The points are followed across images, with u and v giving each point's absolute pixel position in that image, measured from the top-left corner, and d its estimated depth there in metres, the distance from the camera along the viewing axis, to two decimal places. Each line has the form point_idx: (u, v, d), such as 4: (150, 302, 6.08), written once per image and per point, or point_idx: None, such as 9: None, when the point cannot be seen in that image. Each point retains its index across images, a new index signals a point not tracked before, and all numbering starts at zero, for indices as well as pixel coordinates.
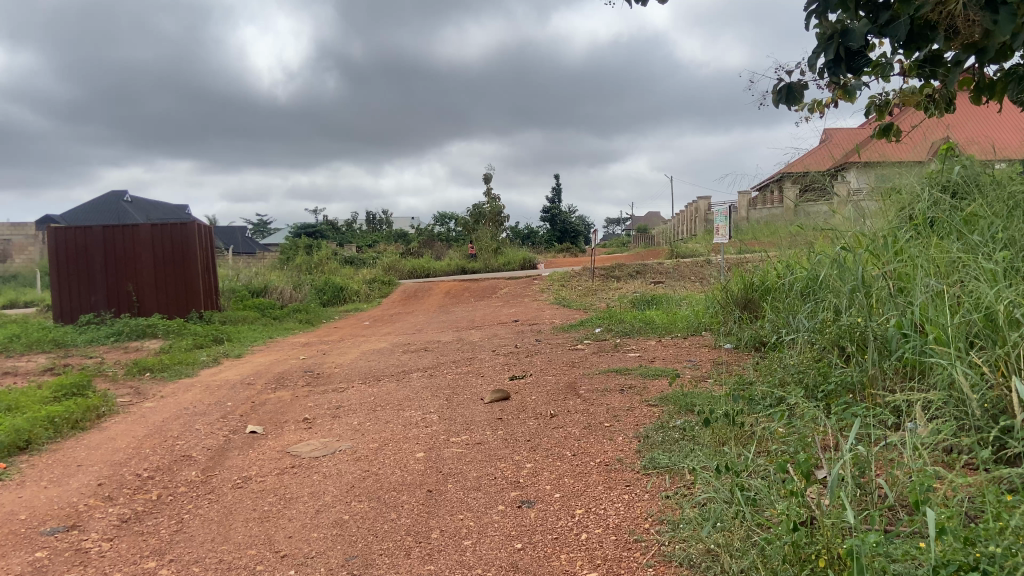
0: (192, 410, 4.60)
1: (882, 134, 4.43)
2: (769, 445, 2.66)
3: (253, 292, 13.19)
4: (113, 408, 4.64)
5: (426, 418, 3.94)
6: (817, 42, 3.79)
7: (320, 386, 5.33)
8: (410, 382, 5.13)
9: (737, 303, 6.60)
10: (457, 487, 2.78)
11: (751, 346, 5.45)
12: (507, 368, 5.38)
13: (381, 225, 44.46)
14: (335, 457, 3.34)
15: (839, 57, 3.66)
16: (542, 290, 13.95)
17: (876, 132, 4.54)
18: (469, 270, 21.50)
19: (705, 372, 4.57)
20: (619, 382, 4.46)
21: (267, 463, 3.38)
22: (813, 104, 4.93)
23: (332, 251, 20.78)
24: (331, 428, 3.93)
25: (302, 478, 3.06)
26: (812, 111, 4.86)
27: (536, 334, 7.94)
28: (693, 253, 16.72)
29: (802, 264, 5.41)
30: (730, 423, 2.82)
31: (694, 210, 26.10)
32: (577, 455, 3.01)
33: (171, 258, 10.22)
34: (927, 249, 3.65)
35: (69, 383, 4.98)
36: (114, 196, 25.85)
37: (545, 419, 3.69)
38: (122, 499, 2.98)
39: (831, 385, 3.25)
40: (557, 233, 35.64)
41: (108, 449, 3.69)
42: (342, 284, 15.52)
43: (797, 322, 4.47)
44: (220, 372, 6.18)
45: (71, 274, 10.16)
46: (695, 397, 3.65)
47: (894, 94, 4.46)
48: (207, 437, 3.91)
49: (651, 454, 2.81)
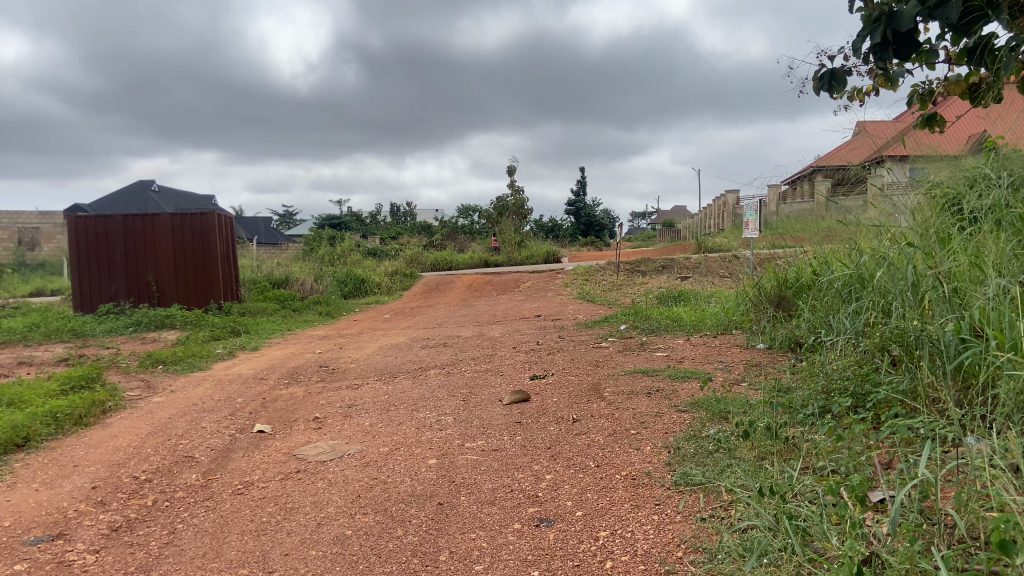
0: (199, 406, 4.43)
1: (922, 124, 4.09)
2: (816, 461, 2.39)
3: (274, 283, 13.10)
4: (120, 404, 4.50)
5: (442, 419, 3.73)
6: (861, 26, 3.47)
7: (334, 382, 5.14)
8: (427, 380, 4.92)
9: (770, 300, 6.29)
10: (471, 499, 2.56)
11: (786, 347, 5.17)
12: (528, 367, 5.15)
13: (404, 218, 44.54)
14: (343, 462, 3.13)
15: (886, 40, 3.35)
16: (565, 284, 13.70)
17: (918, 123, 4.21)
18: (492, 263, 21.35)
19: (740, 376, 4.30)
20: (647, 384, 4.21)
21: (271, 466, 3.19)
22: (852, 93, 4.62)
23: (355, 243, 20.69)
24: (341, 429, 3.72)
25: (305, 486, 2.86)
26: (851, 101, 4.53)
27: (558, 330, 7.69)
28: (722, 247, 16.33)
29: (842, 262, 5.09)
30: (773, 436, 2.56)
31: (722, 204, 25.78)
32: (600, 466, 2.77)
33: (190, 248, 10.13)
34: (986, 244, 3.33)
35: (76, 375, 4.84)
36: (142, 186, 26.04)
37: (567, 424, 3.45)
38: (115, 505, 2.81)
39: (880, 396, 2.96)
40: (581, 226, 35.28)
41: (108, 448, 3.53)
42: (364, 276, 15.40)
43: (840, 324, 4.17)
44: (234, 366, 6.03)
45: (91, 264, 10.12)
46: (729, 404, 3.38)
47: (940, 82, 4.11)
48: (212, 437, 3.73)
49: (683, 469, 2.55)
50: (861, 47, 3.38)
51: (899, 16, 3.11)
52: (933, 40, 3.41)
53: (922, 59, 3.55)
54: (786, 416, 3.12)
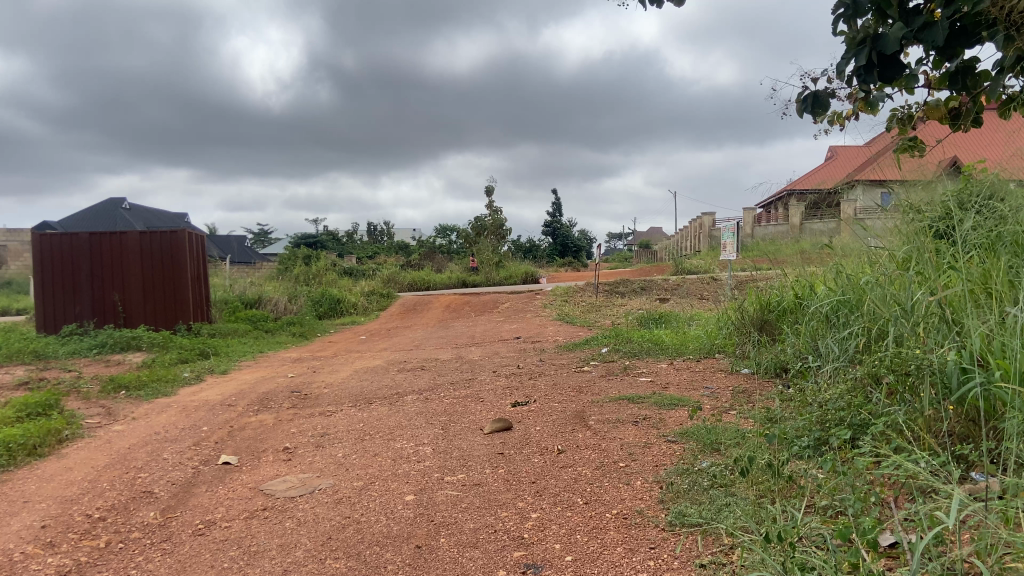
0: (163, 436, 4.19)
1: (904, 148, 4.06)
2: (820, 500, 2.26)
3: (247, 303, 12.79)
4: (78, 432, 4.25)
5: (420, 450, 3.54)
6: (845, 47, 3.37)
7: (307, 409, 4.91)
8: (404, 406, 4.71)
9: (754, 324, 6.20)
10: (451, 542, 2.38)
11: (772, 372, 5.06)
12: (509, 392, 4.97)
13: (381, 238, 44.31)
14: (314, 498, 2.93)
15: (871, 62, 3.25)
16: (544, 305, 13.57)
17: (900, 148, 4.15)
18: (469, 283, 21.22)
19: (729, 404, 4.16)
20: (633, 411, 4.05)
21: (236, 503, 2.98)
22: (832, 117, 4.59)
23: (331, 262, 20.36)
24: (312, 461, 3.52)
25: (272, 526, 2.65)
26: (832, 124, 4.48)
27: (539, 353, 7.54)
28: (701, 269, 16.31)
29: (828, 286, 5.02)
30: (773, 473, 2.43)
31: (699, 225, 25.95)
32: (589, 504, 2.60)
33: (160, 267, 9.85)
34: (980, 270, 3.26)
35: (33, 401, 4.57)
36: (114, 204, 25.53)
37: (552, 456, 3.29)
38: (64, 548, 2.57)
39: (878, 428, 2.85)
40: (558, 247, 35.20)
41: (61, 483, 3.29)
42: (339, 296, 15.15)
43: (829, 349, 4.07)
44: (202, 391, 5.77)
45: (56, 283, 9.78)
46: (721, 434, 3.24)
47: (919, 108, 4.07)
48: (173, 470, 3.50)
49: (677, 507, 2.41)
50: (846, 68, 3.28)
51: (883, 40, 3.02)
52: (914, 64, 3.33)
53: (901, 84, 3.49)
54: (781, 449, 2.99)
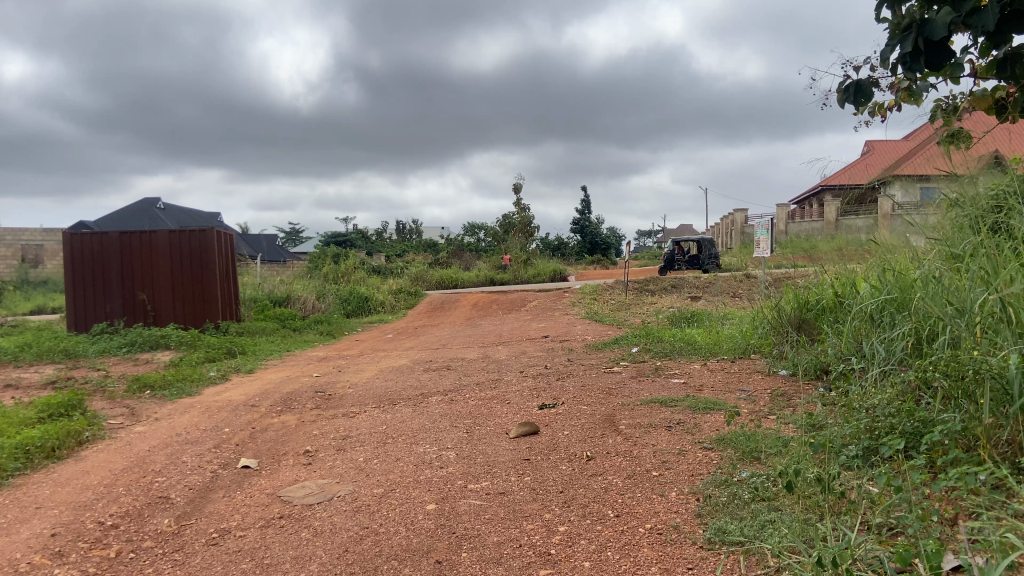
0: (183, 437, 4.12)
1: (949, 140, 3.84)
2: (874, 517, 2.07)
3: (275, 301, 12.82)
4: (99, 433, 4.20)
5: (443, 455, 3.41)
6: (888, 33, 3.11)
7: (330, 410, 4.82)
8: (428, 408, 4.58)
9: (791, 323, 5.95)
10: (473, 557, 2.23)
11: (812, 374, 4.83)
12: (536, 394, 4.81)
13: (410, 236, 44.46)
14: (333, 506, 2.81)
15: (917, 50, 2.98)
16: (573, 303, 13.39)
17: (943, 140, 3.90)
18: (497, 281, 21.08)
19: (767, 408, 3.97)
20: (666, 415, 3.88)
21: (252, 511, 2.87)
22: (873, 109, 4.38)
23: (360, 260, 20.38)
24: (332, 466, 3.40)
25: (287, 536, 2.54)
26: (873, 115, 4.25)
27: (567, 353, 7.37)
28: (734, 266, 15.95)
29: (872, 282, 4.77)
30: (823, 487, 2.24)
31: (730, 222, 25.54)
32: (620, 517, 2.44)
33: (189, 265, 9.88)
34: None
35: (56, 401, 4.54)
36: (147, 203, 25.94)
37: (581, 463, 3.13)
38: (73, 558, 2.49)
39: (934, 438, 2.63)
40: (587, 245, 34.89)
41: (76, 487, 3.22)
42: (367, 295, 15.13)
43: (875, 351, 3.84)
44: (226, 391, 5.71)
45: (88, 282, 9.88)
46: (761, 441, 3.06)
47: (964, 98, 3.82)
48: (191, 474, 3.42)
49: (717, 522, 2.24)
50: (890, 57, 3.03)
51: (930, 24, 2.80)
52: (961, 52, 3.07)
53: (946, 74, 3.26)
54: (826, 459, 2.79)
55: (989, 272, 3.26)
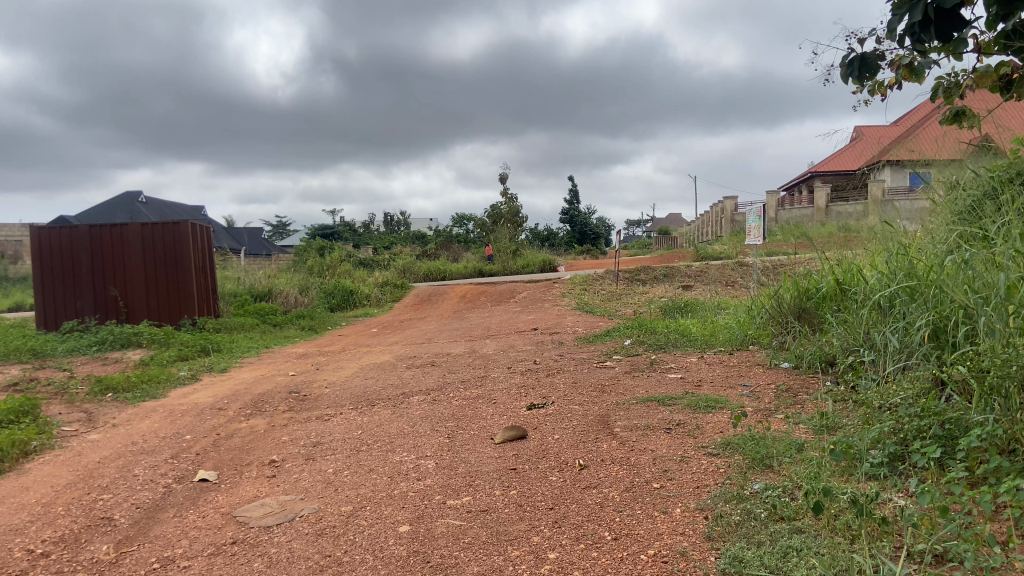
0: (140, 446, 3.77)
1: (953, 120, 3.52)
2: (918, 544, 1.76)
3: (257, 296, 12.43)
4: (48, 442, 3.84)
5: (420, 465, 3.08)
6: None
7: (303, 413, 4.49)
8: (408, 410, 4.25)
9: (792, 312, 5.64)
10: None
11: (817, 367, 4.54)
12: (524, 393, 4.49)
13: (397, 228, 43.98)
14: (292, 529, 2.49)
15: (926, 19, 2.63)
16: (563, 294, 13.08)
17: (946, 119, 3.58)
18: (486, 272, 20.71)
19: (774, 406, 3.67)
20: (664, 416, 3.56)
21: (201, 534, 2.54)
22: (872, 87, 4.06)
23: (346, 253, 19.95)
24: (298, 479, 3.06)
25: (236, 567, 2.21)
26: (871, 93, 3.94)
27: (557, 346, 7.05)
28: (725, 253, 15.70)
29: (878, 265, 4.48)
30: (852, 508, 1.93)
31: (719, 210, 25.21)
32: (619, 541, 2.12)
33: (162, 259, 9.48)
34: None
35: (4, 407, 4.17)
36: (127, 197, 25.35)
37: (572, 473, 2.81)
38: None
39: (970, 445, 2.31)
40: (577, 235, 34.52)
41: (9, 507, 2.88)
42: (352, 288, 14.73)
43: (887, 343, 3.55)
44: (193, 393, 5.34)
45: (57, 278, 9.48)
46: (771, 446, 2.76)
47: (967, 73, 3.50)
48: (141, 489, 3.08)
49: (730, 549, 1.94)
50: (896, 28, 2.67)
51: None
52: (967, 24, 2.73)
53: (948, 49, 2.92)
54: (848, 467, 2.49)
55: (1018, 255, 2.96)
